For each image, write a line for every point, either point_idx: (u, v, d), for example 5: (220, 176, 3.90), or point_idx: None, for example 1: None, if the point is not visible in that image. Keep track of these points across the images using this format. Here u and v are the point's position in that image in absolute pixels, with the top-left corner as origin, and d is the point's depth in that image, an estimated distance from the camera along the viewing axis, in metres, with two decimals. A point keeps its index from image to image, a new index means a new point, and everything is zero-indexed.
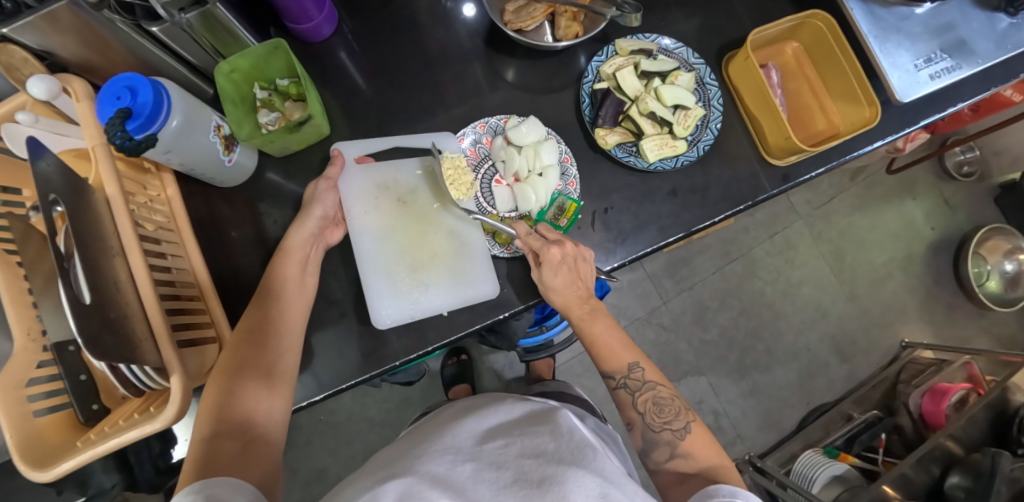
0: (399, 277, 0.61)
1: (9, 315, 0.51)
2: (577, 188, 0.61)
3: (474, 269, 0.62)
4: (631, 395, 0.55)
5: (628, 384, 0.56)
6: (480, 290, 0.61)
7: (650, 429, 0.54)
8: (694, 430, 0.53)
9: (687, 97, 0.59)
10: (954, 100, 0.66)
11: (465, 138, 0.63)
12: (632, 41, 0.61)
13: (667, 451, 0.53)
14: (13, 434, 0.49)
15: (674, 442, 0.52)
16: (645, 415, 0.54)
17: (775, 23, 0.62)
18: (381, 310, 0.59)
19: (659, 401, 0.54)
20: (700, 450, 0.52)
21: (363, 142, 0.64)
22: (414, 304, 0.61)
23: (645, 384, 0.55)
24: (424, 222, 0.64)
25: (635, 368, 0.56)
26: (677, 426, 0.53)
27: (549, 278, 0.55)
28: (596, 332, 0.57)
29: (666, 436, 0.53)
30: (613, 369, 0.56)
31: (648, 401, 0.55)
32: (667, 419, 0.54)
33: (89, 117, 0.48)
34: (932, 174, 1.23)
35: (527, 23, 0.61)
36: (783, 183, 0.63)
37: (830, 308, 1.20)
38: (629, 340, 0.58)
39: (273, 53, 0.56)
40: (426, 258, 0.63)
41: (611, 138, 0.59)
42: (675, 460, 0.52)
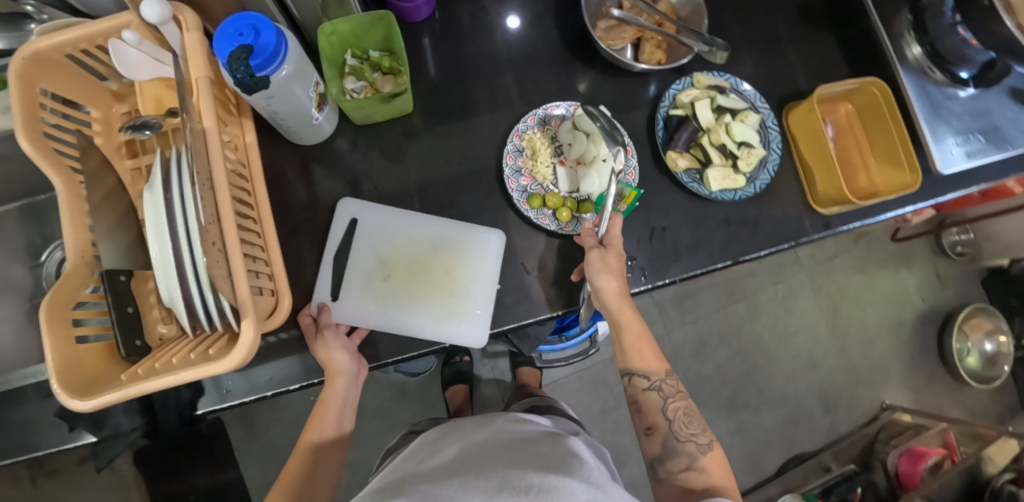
0: (447, 309, 0.63)
1: (67, 235, 0.51)
2: (636, 179, 0.63)
3: (483, 247, 0.64)
4: (664, 399, 0.57)
5: (661, 387, 0.58)
6: (498, 249, 0.64)
7: (674, 437, 0.56)
8: (715, 449, 0.56)
9: (753, 136, 0.63)
10: (983, 179, 0.71)
11: (539, 118, 0.66)
12: (710, 77, 0.65)
13: (685, 462, 0.55)
14: (56, 357, 0.47)
15: (694, 455, 0.55)
16: (674, 422, 0.56)
17: (838, 84, 0.67)
18: (469, 335, 0.62)
19: (690, 412, 0.57)
20: (714, 470, 0.55)
21: (317, 288, 0.61)
22: (478, 305, 0.63)
23: (678, 393, 0.58)
24: (412, 268, 0.65)
25: (668, 375, 0.59)
26: (702, 441, 0.56)
27: (614, 261, 0.57)
28: (628, 317, 0.58)
29: (689, 448, 0.55)
30: (649, 371, 0.58)
31: (679, 410, 0.57)
32: (693, 431, 0.56)
33: (197, 48, 0.49)
34: (927, 249, 1.32)
35: (616, 42, 0.65)
36: (824, 230, 0.67)
37: (821, 359, 1.26)
38: (654, 348, 0.59)
39: (374, 24, 0.58)
40: (443, 281, 0.65)
41: (681, 162, 0.62)
42: (688, 472, 0.54)
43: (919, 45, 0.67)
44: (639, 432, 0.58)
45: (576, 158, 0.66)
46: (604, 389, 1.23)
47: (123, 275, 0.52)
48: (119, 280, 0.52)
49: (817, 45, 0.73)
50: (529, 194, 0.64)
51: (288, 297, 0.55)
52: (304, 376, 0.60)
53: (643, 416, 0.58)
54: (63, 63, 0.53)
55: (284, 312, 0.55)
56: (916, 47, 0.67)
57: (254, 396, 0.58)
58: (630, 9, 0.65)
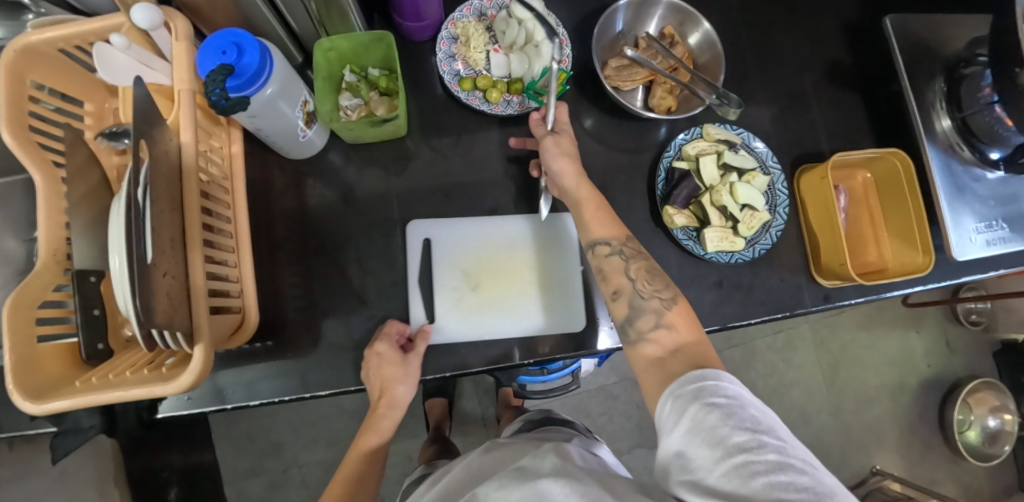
0: (541, 304, 0.64)
1: (41, 232, 0.50)
2: (569, 66, 0.62)
3: (556, 239, 0.66)
4: (624, 263, 0.53)
5: (622, 251, 0.53)
6: (573, 234, 0.66)
7: (639, 295, 0.51)
8: (681, 304, 0.50)
9: (758, 198, 0.60)
10: (1002, 266, 0.67)
11: (473, 7, 0.63)
12: (720, 130, 0.62)
13: (651, 321, 0.50)
14: (14, 358, 0.46)
15: (660, 311, 0.50)
16: (636, 281, 0.51)
17: (858, 152, 0.63)
18: (565, 322, 0.63)
19: (653, 270, 0.52)
20: (682, 325, 0.49)
21: (414, 311, 0.61)
22: (569, 293, 0.64)
23: (639, 253, 0.53)
24: (496, 272, 0.64)
25: (627, 243, 0.54)
26: (666, 296, 0.50)
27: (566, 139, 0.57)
28: (584, 195, 0.55)
29: (654, 305, 0.50)
30: (610, 236, 0.54)
31: (641, 270, 0.52)
32: (657, 288, 0.51)
33: (184, 58, 0.48)
34: (940, 314, 1.26)
35: (625, 83, 0.62)
36: (823, 303, 0.64)
37: (813, 415, 1.22)
38: (609, 213, 0.55)
39: (375, 43, 0.56)
40: (529, 279, 0.65)
41: (678, 219, 0.59)
42: (659, 330, 0.49)
43: (950, 118, 0.63)
44: (607, 300, 0.53)
45: (511, 45, 0.62)
46: (586, 418, 1.21)
47: (95, 275, 0.50)
48: (89, 281, 0.50)
49: (841, 105, 0.69)
50: (461, 77, 0.62)
51: (254, 316, 0.54)
52: (265, 393, 0.57)
53: (608, 280, 0.53)
54: (54, 57, 0.52)
55: (249, 331, 0.54)
56: (946, 120, 0.63)
57: (212, 407, 0.56)
58: (645, 50, 0.62)
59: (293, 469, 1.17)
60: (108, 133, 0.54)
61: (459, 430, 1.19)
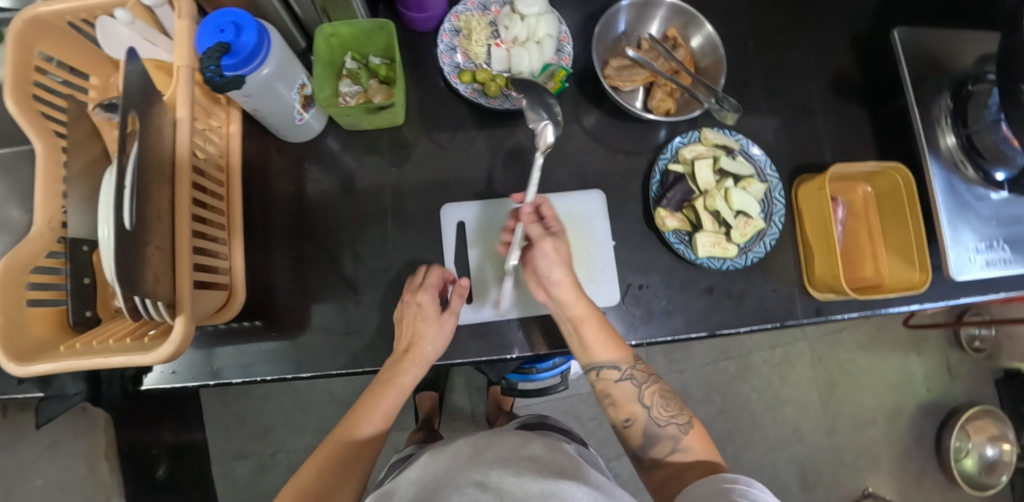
0: (576, 278, 0.61)
1: (37, 199, 0.51)
2: (568, 65, 0.63)
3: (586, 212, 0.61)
4: (637, 386, 0.53)
5: (633, 376, 0.53)
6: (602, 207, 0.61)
7: (655, 423, 0.52)
8: (695, 427, 0.52)
9: (752, 206, 0.60)
10: (1003, 289, 0.65)
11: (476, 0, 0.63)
12: (718, 136, 0.61)
13: (668, 445, 0.52)
14: (2, 319, 0.47)
15: (676, 437, 0.52)
16: (651, 407, 0.53)
17: (858, 164, 0.62)
18: (599, 295, 0.59)
19: (665, 394, 0.53)
20: (698, 446, 0.52)
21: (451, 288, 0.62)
22: (601, 267, 0.61)
23: (650, 376, 0.54)
24: None
25: (637, 361, 0.54)
26: (681, 421, 0.52)
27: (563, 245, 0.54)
28: (584, 312, 0.53)
29: (670, 430, 0.52)
30: (622, 359, 0.53)
31: (655, 394, 0.53)
32: (671, 413, 0.53)
33: (184, 36, 0.48)
34: (942, 338, 1.24)
35: (626, 83, 0.61)
36: (816, 315, 0.63)
37: (807, 433, 1.20)
38: (616, 334, 0.54)
39: (376, 32, 0.57)
40: None
41: (670, 222, 0.59)
42: (674, 454, 0.51)
43: (955, 135, 0.62)
44: (618, 425, 0.54)
45: (513, 41, 0.61)
46: (576, 422, 1.20)
47: (87, 245, 0.51)
48: (81, 250, 0.51)
49: (846, 117, 0.68)
50: (460, 70, 0.62)
51: (242, 294, 0.55)
52: (248, 372, 0.58)
53: (619, 407, 0.54)
54: (62, 29, 0.53)
55: (235, 308, 0.54)
56: (951, 137, 0.62)
57: (197, 383, 0.57)
58: (647, 51, 0.62)
59: (281, 453, 1.18)
60: (104, 104, 0.56)
61: (448, 426, 1.19)
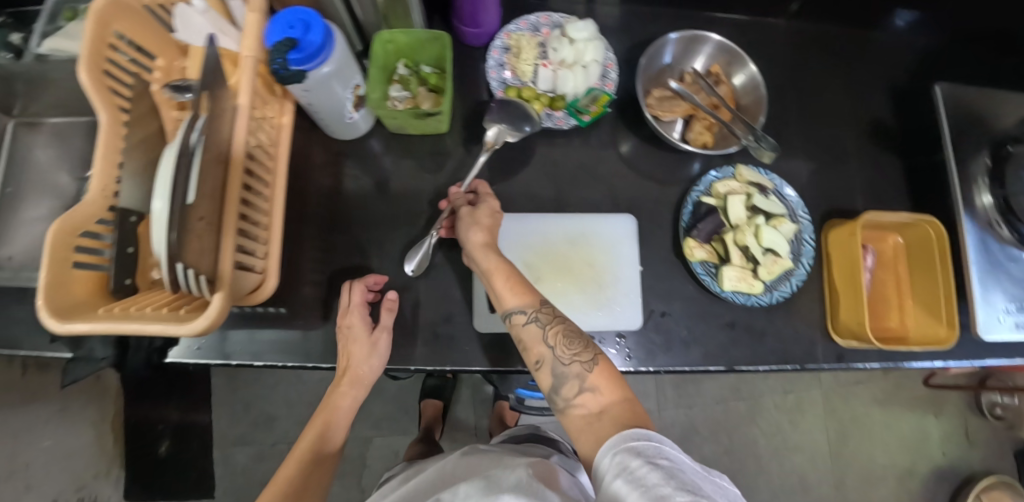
0: (600, 300, 0.60)
1: (95, 167, 0.53)
2: (612, 91, 0.63)
3: (613, 235, 0.62)
4: (542, 328, 0.48)
5: (539, 317, 0.49)
6: (630, 231, 0.62)
7: (559, 362, 0.46)
8: (602, 363, 0.46)
9: (781, 244, 0.60)
10: None
11: (526, 21, 0.64)
12: (753, 173, 0.62)
13: (576, 386, 0.45)
14: (47, 278, 0.49)
15: (581, 375, 0.45)
16: (555, 347, 0.47)
17: (891, 215, 0.62)
18: (622, 318, 0.59)
19: (572, 331, 0.48)
20: (609, 385, 0.45)
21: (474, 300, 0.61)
22: (627, 291, 0.60)
23: (557, 317, 0.49)
24: (557, 266, 0.61)
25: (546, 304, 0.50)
26: (585, 357, 0.46)
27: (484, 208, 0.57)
28: (493, 263, 0.53)
29: (574, 369, 0.45)
30: (523, 302, 0.49)
31: (558, 333, 0.48)
32: (577, 350, 0.46)
33: (254, 30, 0.50)
34: (961, 401, 1.21)
35: (666, 113, 0.62)
36: (836, 362, 0.62)
37: (813, 484, 1.17)
38: (524, 281, 0.51)
39: (431, 42, 0.59)
40: (589, 275, 0.61)
41: (697, 253, 0.59)
42: (582, 396, 0.44)
43: (991, 195, 0.62)
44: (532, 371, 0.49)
45: (559, 63, 0.63)
46: None
47: (135, 216, 0.53)
48: (130, 221, 0.52)
49: (881, 167, 0.68)
50: (507, 85, 0.63)
51: (274, 279, 0.56)
52: (270, 356, 0.59)
53: (527, 351, 0.48)
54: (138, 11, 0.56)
55: (267, 292, 0.55)
56: (987, 196, 0.62)
57: (220, 362, 0.58)
58: (689, 84, 0.64)
59: (281, 444, 1.19)
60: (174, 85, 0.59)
61: (449, 436, 1.18)
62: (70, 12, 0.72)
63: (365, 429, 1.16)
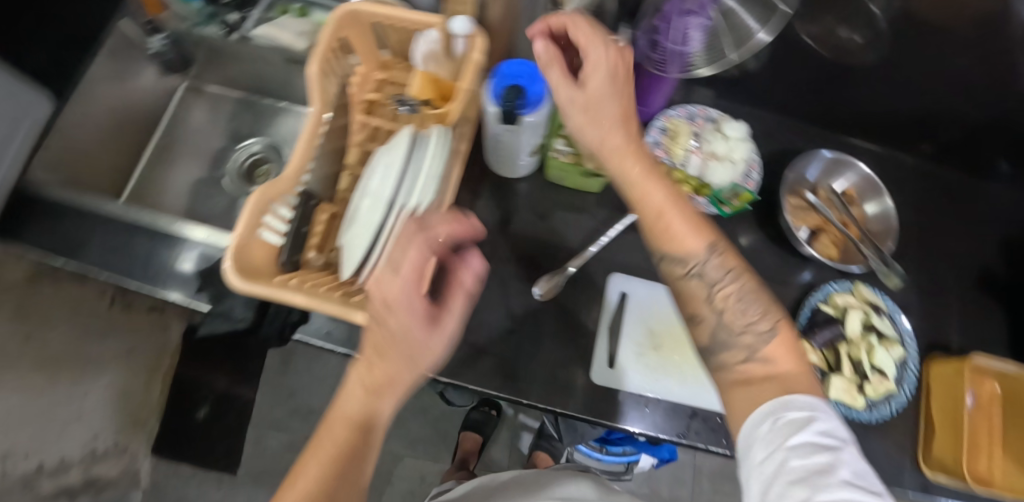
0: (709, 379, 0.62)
1: (296, 150, 0.59)
2: (753, 189, 0.68)
3: None
4: (708, 287, 0.48)
5: (703, 273, 0.48)
6: None
7: (727, 329, 0.46)
8: (781, 331, 0.45)
9: (890, 368, 0.63)
10: None
11: (686, 112, 0.71)
12: (871, 293, 0.66)
13: (743, 353, 0.45)
14: (239, 238, 0.54)
15: (753, 347, 0.45)
16: (723, 313, 0.47)
17: (998, 362, 0.64)
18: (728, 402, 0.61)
19: (743, 297, 0.47)
20: (782, 355, 0.44)
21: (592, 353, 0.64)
22: None
23: (734, 276, 0.47)
24: (675, 340, 0.65)
25: (712, 251, 0.48)
26: (761, 326, 0.45)
27: (595, 81, 0.50)
28: (658, 196, 0.49)
29: (746, 339, 0.45)
30: (682, 255, 0.48)
31: (729, 297, 0.47)
32: (750, 318, 0.46)
33: (473, 68, 0.58)
34: None
35: (799, 221, 0.67)
36: (919, 490, 0.63)
37: None
38: (702, 218, 0.49)
39: None
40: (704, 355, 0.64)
41: (811, 357, 0.63)
42: (747, 363, 0.44)
43: None
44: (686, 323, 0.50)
45: (710, 154, 0.69)
46: None
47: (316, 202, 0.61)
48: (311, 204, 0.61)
49: (987, 316, 0.71)
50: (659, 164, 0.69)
51: None
52: None
53: (684, 305, 0.50)
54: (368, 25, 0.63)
55: None
56: None
57: (346, 350, 0.61)
58: (824, 199, 0.69)
59: None
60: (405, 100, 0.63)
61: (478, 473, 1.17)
62: (283, 8, 0.80)
63: (401, 444, 1.17)
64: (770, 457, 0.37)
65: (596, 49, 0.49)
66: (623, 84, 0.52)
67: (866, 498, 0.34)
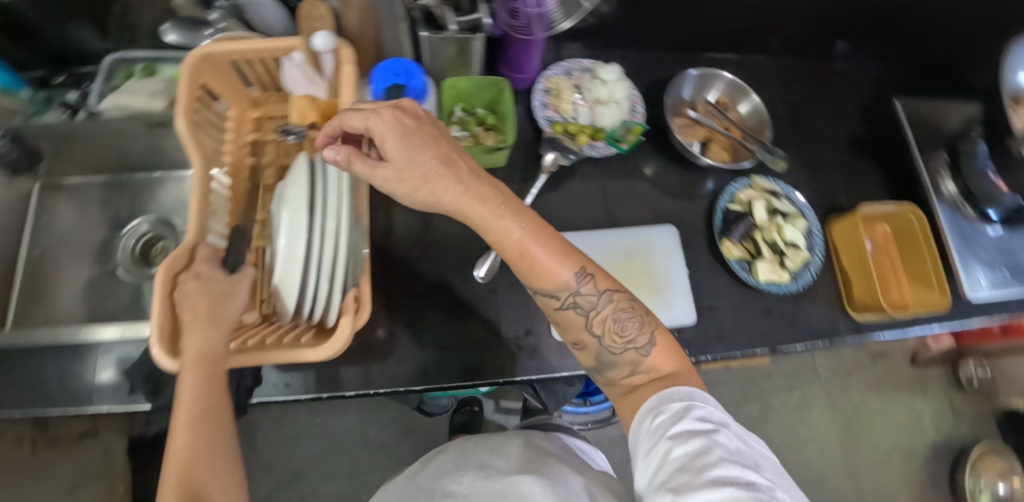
0: (655, 300, 0.67)
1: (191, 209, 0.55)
2: (642, 121, 0.73)
3: (658, 242, 0.70)
4: (584, 314, 0.51)
5: (576, 302, 0.50)
6: (672, 239, 0.70)
7: (608, 350, 0.51)
8: (658, 340, 0.50)
9: (800, 239, 0.71)
10: (1006, 312, 0.76)
11: (561, 69, 0.75)
12: (767, 181, 0.73)
13: (626, 370, 0.50)
14: (159, 314, 0.48)
15: (637, 361, 0.49)
16: (603, 335, 0.51)
17: (878, 206, 0.75)
18: (678, 314, 0.67)
19: (618, 317, 0.50)
20: (664, 356, 0.50)
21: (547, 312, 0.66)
22: (678, 289, 0.68)
23: (618, 296, 0.51)
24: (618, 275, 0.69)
25: (580, 278, 0.50)
26: (641, 343, 0.50)
27: (391, 148, 0.45)
28: (515, 236, 0.47)
29: (629, 356, 0.50)
30: (555, 288, 0.50)
31: (607, 319, 0.50)
32: (629, 337, 0.50)
33: (347, 79, 0.58)
34: (943, 380, 1.34)
35: (689, 138, 0.73)
36: (856, 334, 0.72)
37: (829, 476, 1.24)
38: (564, 244, 0.50)
39: (488, 87, 0.68)
40: (645, 280, 0.68)
41: (734, 251, 0.69)
42: (633, 377, 0.50)
43: (953, 183, 0.77)
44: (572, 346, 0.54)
45: (595, 101, 0.73)
46: None
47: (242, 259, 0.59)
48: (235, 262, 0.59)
49: (862, 170, 0.81)
50: (552, 122, 0.71)
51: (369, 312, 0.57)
52: (360, 384, 0.62)
53: (569, 332, 0.53)
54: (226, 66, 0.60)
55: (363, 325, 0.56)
56: (950, 184, 0.77)
57: (311, 394, 0.61)
58: (704, 112, 0.75)
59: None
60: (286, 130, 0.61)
61: None
62: (126, 71, 0.74)
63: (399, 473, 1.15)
64: (656, 443, 0.42)
65: (373, 119, 0.45)
66: (420, 133, 0.46)
67: (737, 472, 0.38)
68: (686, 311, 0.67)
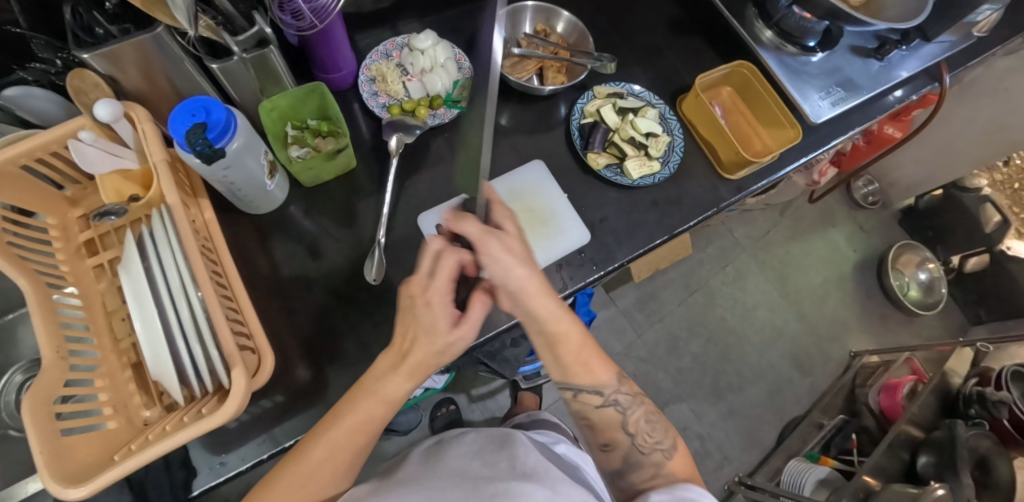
0: (547, 233, 0.69)
1: (38, 333, 0.49)
2: (471, 75, 0.74)
3: (529, 180, 0.72)
4: (623, 413, 0.55)
5: (618, 401, 0.55)
6: (542, 171, 0.72)
7: (638, 449, 0.54)
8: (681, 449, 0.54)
9: (656, 126, 0.73)
10: (851, 124, 0.84)
11: (377, 52, 0.73)
12: (607, 87, 0.76)
13: (651, 470, 0.52)
14: (42, 450, 0.43)
15: (661, 463, 0.53)
16: (636, 435, 0.54)
17: (713, 71, 0.79)
18: (573, 237, 0.69)
19: (651, 420, 0.55)
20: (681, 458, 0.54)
21: None
22: (564, 214, 0.70)
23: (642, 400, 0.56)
24: None
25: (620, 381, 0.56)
26: (666, 446, 0.54)
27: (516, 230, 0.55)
28: (577, 335, 0.54)
29: (656, 457, 0.53)
30: (600, 387, 0.55)
31: (640, 421, 0.55)
32: (657, 440, 0.54)
33: (152, 138, 0.55)
34: (844, 205, 1.47)
35: (522, 74, 0.75)
36: (739, 193, 0.76)
37: (784, 328, 1.34)
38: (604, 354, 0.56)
39: (309, 96, 0.65)
40: (531, 218, 0.70)
41: (600, 160, 0.72)
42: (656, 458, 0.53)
43: (769, 29, 0.81)
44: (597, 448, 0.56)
45: (421, 73, 0.72)
46: None
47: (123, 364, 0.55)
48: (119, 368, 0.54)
49: (691, 47, 0.86)
50: (388, 107, 0.70)
51: (270, 356, 0.54)
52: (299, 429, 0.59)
53: (603, 433, 0.56)
54: (15, 172, 0.53)
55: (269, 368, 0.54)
56: (767, 31, 0.81)
57: (251, 460, 0.58)
58: (529, 45, 0.76)
59: None
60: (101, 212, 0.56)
61: None
62: None
63: None
64: None
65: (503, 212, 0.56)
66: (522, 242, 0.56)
67: None
68: (574, 229, 0.69)
